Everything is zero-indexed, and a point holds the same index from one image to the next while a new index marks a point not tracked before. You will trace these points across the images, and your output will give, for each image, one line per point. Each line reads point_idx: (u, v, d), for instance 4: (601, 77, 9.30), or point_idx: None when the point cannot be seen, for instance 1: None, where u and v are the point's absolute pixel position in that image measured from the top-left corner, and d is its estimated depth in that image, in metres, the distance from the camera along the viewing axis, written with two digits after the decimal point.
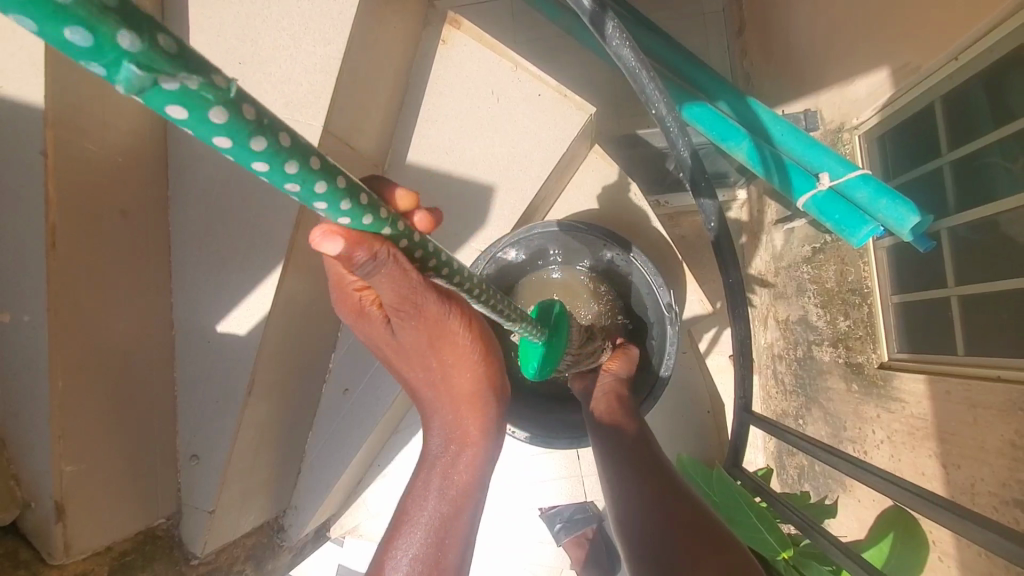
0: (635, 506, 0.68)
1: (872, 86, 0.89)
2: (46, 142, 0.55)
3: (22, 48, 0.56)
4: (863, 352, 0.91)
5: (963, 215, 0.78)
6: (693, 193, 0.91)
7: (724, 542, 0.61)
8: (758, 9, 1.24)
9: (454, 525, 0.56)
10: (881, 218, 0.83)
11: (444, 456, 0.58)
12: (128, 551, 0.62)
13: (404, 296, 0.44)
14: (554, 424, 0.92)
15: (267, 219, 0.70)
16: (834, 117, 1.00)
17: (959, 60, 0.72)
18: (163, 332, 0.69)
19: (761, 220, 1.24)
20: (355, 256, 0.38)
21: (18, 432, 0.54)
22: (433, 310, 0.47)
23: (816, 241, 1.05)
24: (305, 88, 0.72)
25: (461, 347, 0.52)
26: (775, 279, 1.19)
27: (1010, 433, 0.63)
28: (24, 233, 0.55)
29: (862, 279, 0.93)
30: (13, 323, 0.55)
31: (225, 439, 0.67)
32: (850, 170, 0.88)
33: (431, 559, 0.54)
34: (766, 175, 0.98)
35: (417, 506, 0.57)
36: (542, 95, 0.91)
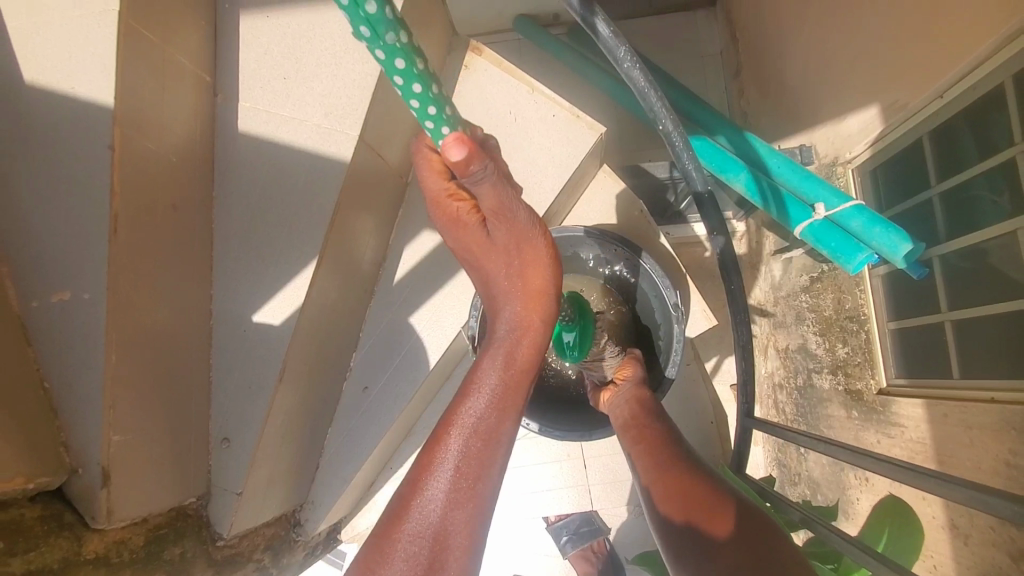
0: (671, 512, 0.65)
1: (863, 121, 0.97)
2: (114, 139, 0.61)
3: (96, 55, 0.63)
4: (862, 378, 0.96)
5: (956, 241, 0.83)
6: (707, 225, 0.99)
7: (769, 552, 0.55)
8: (752, 51, 1.34)
9: (510, 401, 0.59)
10: (875, 246, 0.89)
11: (509, 336, 0.61)
12: (161, 525, 0.65)
13: (501, 200, 0.58)
14: (568, 419, 0.95)
15: (303, 221, 0.76)
16: (829, 152, 1.08)
17: (943, 98, 0.79)
18: (203, 321, 0.74)
19: (761, 250, 1.30)
20: (472, 167, 0.52)
21: (69, 400, 0.58)
22: (522, 217, 0.61)
23: (812, 270, 1.11)
24: (344, 101, 0.78)
25: (535, 258, 0.63)
26: (775, 308, 1.24)
27: (1004, 452, 0.67)
28: (88, 219, 0.60)
29: (859, 306, 0.99)
30: (73, 300, 0.59)
31: (255, 422, 0.71)
32: (845, 201, 0.94)
33: (488, 431, 0.56)
34: (764, 207, 1.05)
35: (480, 378, 0.59)
36: (556, 116, 0.99)
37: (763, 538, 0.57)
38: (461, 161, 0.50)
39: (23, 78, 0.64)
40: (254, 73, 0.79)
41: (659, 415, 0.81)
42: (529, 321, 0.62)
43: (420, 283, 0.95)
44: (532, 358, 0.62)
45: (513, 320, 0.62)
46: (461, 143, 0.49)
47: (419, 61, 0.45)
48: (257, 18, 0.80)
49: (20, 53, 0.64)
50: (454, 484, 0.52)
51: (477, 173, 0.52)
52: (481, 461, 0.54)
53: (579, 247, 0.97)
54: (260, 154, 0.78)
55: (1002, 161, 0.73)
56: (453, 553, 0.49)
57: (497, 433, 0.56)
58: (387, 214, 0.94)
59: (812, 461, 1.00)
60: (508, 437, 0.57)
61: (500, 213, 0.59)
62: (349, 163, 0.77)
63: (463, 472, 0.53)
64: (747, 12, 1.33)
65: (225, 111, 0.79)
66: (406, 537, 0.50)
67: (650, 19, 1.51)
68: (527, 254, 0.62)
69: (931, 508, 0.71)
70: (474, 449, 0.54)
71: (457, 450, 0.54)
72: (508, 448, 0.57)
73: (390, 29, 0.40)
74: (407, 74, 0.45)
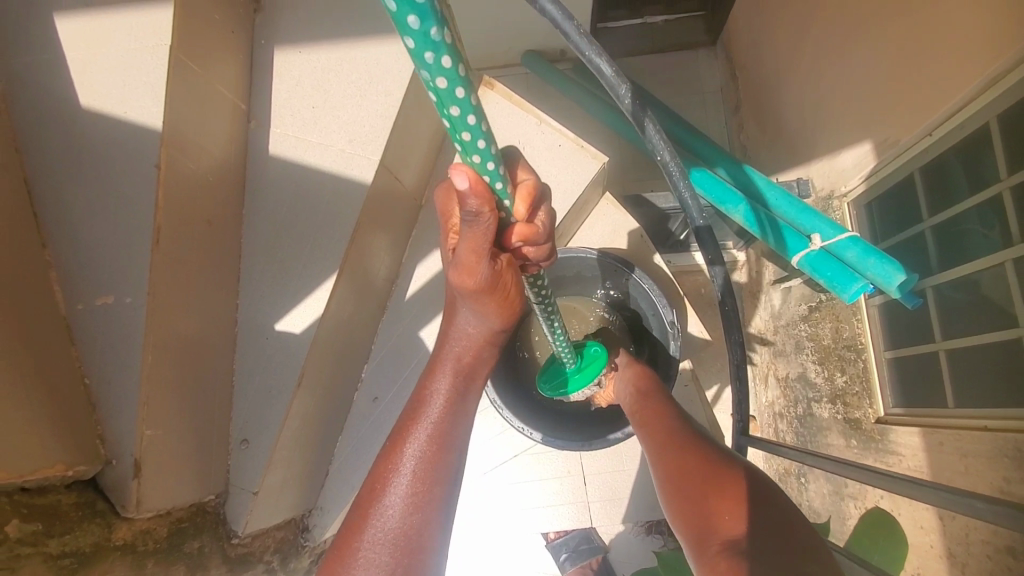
0: (677, 486, 0.63)
1: (857, 157, 1.03)
2: (160, 158, 0.68)
3: (148, 84, 0.69)
4: (860, 407, 1.00)
5: (947, 274, 0.87)
6: (706, 257, 1.04)
7: (777, 527, 0.54)
8: (749, 89, 1.42)
9: (461, 406, 0.59)
10: (870, 276, 0.93)
11: (461, 339, 0.59)
12: (183, 519, 0.69)
13: (476, 255, 0.48)
14: (571, 429, 0.98)
15: (324, 237, 0.82)
16: (825, 185, 1.13)
17: (932, 135, 0.84)
18: (228, 328, 0.79)
19: (760, 280, 1.35)
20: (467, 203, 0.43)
21: (107, 395, 0.63)
22: (483, 282, 0.51)
23: (811, 300, 1.16)
24: (367, 129, 0.85)
25: (491, 307, 0.55)
26: (774, 337, 1.29)
27: (999, 480, 0.71)
28: (132, 230, 0.66)
29: (856, 335, 1.04)
30: (116, 304, 0.65)
31: (274, 424, 0.76)
32: (840, 232, 1.00)
33: (440, 436, 0.56)
34: (762, 235, 1.11)
35: (432, 385, 0.59)
36: (562, 145, 1.06)
37: (770, 511, 0.56)
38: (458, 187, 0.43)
39: (79, 103, 0.70)
40: (285, 101, 0.86)
41: (661, 394, 0.80)
42: (479, 333, 0.59)
43: (429, 299, 1.01)
44: (483, 360, 0.61)
45: (466, 329, 0.59)
46: (469, 177, 0.42)
47: (464, 113, 0.38)
48: (290, 52, 0.88)
49: (78, 80, 0.71)
50: (410, 489, 0.53)
51: (471, 213, 0.43)
52: (434, 465, 0.55)
53: (583, 269, 1.03)
54: (288, 175, 0.84)
55: (989, 197, 0.78)
56: (414, 556, 0.50)
57: (447, 438, 0.56)
58: (401, 234, 1.00)
59: (813, 491, 1.04)
60: (461, 442, 0.58)
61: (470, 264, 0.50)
62: (369, 186, 0.84)
63: (417, 477, 0.54)
64: (745, 52, 1.42)
65: (256, 135, 0.86)
66: (366, 545, 0.50)
67: (653, 57, 1.60)
68: (480, 305, 0.55)
69: (929, 538, 0.75)
70: (427, 454, 0.55)
71: (413, 456, 0.55)
72: (462, 453, 0.57)
73: (429, 44, 0.32)
74: (443, 97, 0.36)
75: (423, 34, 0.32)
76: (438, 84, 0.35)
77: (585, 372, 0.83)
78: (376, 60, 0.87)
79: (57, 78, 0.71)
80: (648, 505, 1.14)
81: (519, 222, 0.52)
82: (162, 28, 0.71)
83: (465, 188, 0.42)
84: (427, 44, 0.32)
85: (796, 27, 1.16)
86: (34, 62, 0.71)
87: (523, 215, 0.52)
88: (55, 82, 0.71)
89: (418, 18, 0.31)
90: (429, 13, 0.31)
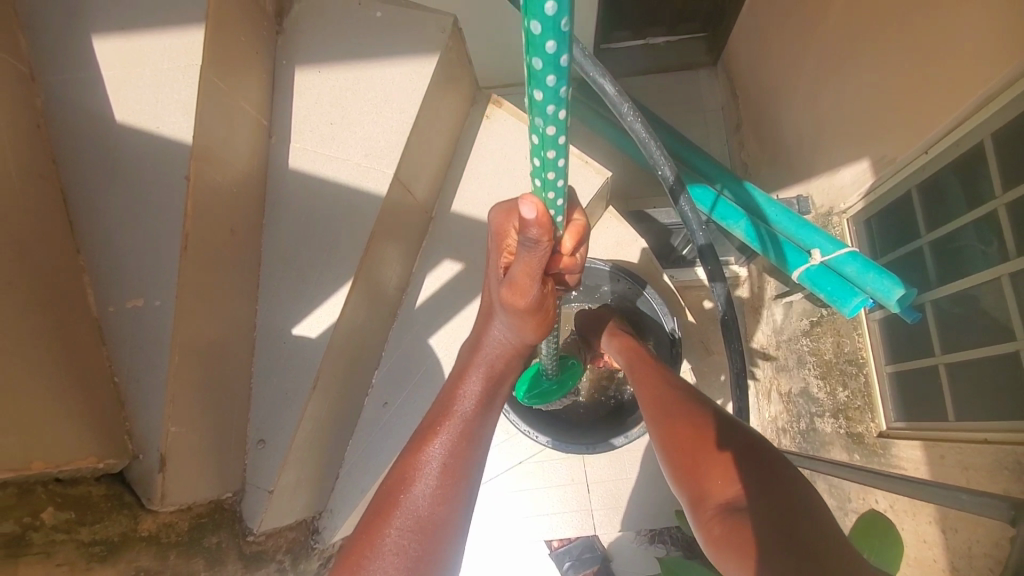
0: (676, 454, 0.63)
1: (856, 174, 1.06)
2: (189, 170, 0.72)
3: (180, 101, 0.74)
4: (863, 422, 1.02)
5: (948, 287, 0.90)
6: (708, 276, 1.07)
7: (775, 483, 0.53)
8: (749, 108, 1.47)
9: (492, 407, 0.61)
10: (870, 290, 0.95)
11: (496, 346, 0.63)
12: (203, 514, 0.72)
13: (525, 279, 0.53)
14: (577, 432, 1.01)
15: (340, 246, 0.86)
16: (825, 203, 1.17)
17: (928, 153, 0.88)
18: (248, 333, 0.82)
19: (762, 295, 1.38)
20: (530, 233, 0.45)
21: (135, 393, 0.67)
22: (529, 303, 0.56)
23: (812, 315, 1.19)
24: (383, 145, 0.90)
25: (526, 323, 0.59)
26: (776, 351, 1.31)
27: (999, 490, 0.72)
28: (161, 238, 0.70)
29: (858, 349, 1.07)
30: (146, 306, 0.68)
31: (290, 425, 0.79)
32: (839, 247, 1.03)
33: (470, 434, 0.58)
34: (763, 250, 1.16)
35: (464, 384, 0.62)
36: (567, 161, 1.10)
37: (767, 468, 0.55)
38: (523, 221, 0.44)
39: (115, 119, 0.75)
40: (305, 117, 0.90)
41: (663, 369, 0.79)
42: (512, 342, 0.63)
43: (438, 307, 1.05)
44: (513, 368, 0.65)
45: (501, 337, 0.63)
46: (536, 209, 0.43)
47: (556, 154, 0.44)
48: (310, 71, 0.92)
49: (114, 98, 0.76)
50: (437, 481, 0.54)
51: (531, 241, 0.46)
52: (463, 460, 0.56)
53: (590, 279, 1.08)
54: (307, 188, 0.89)
55: (982, 214, 0.82)
56: (441, 546, 0.51)
57: (476, 436, 0.58)
58: (413, 245, 1.04)
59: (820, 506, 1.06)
60: (488, 440, 0.59)
61: (516, 287, 0.54)
62: (384, 198, 0.88)
63: (446, 470, 0.55)
64: (745, 73, 1.47)
65: (277, 149, 0.90)
66: (395, 531, 0.51)
67: (655, 77, 1.65)
68: (521, 320, 0.59)
69: (931, 551, 0.77)
70: (456, 449, 0.56)
71: (442, 449, 0.56)
72: (487, 450, 0.59)
73: (555, 99, 0.39)
74: (545, 140, 0.42)
75: (552, 90, 0.38)
76: (546, 130, 0.41)
77: (561, 385, 0.92)
78: (392, 79, 0.92)
79: (95, 96, 0.76)
80: (650, 513, 1.16)
81: (564, 255, 0.57)
82: (194, 49, 0.76)
83: (529, 221, 0.44)
84: (553, 98, 0.38)
85: (794, 49, 1.21)
86: (73, 81, 0.76)
87: (568, 249, 0.57)
88: (93, 99, 0.75)
89: (557, 79, 0.37)
90: (564, 76, 0.37)
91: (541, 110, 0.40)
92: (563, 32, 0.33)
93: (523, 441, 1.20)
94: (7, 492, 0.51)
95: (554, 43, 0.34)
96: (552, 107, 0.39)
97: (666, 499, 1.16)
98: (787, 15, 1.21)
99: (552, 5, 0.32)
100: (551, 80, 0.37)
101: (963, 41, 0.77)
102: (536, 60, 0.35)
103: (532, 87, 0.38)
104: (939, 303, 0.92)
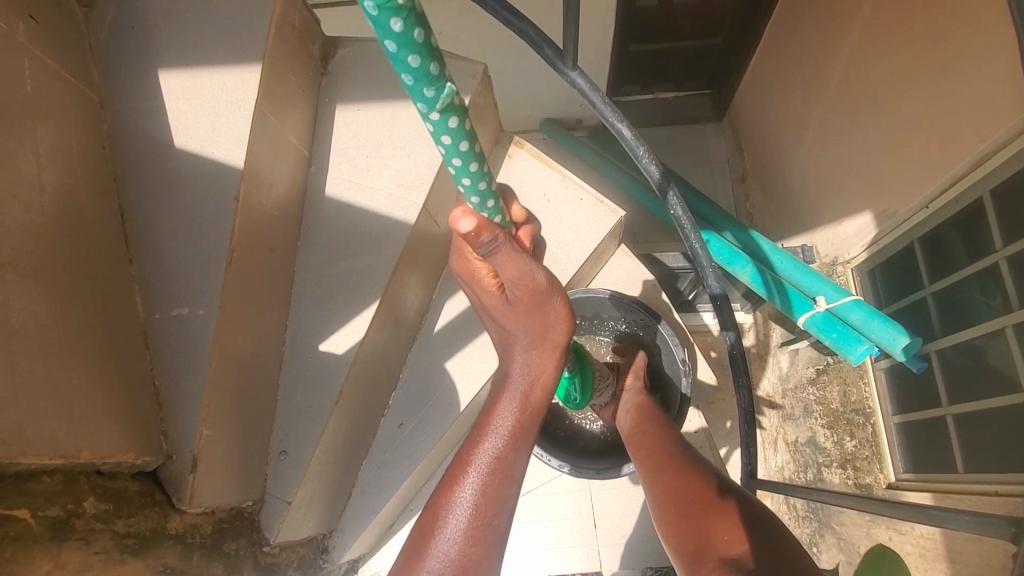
0: (672, 509, 0.69)
1: (858, 227, 1.11)
2: (239, 192, 0.78)
3: (234, 129, 0.81)
4: (870, 472, 1.04)
5: (950, 339, 0.94)
6: (719, 322, 1.10)
7: (773, 539, 0.59)
8: (755, 160, 1.55)
9: (522, 443, 0.64)
10: (875, 338, 1.00)
11: (522, 374, 0.66)
12: (224, 520, 0.76)
13: (522, 270, 0.60)
14: (593, 456, 1.02)
15: (369, 269, 0.92)
16: (829, 252, 1.21)
17: (929, 208, 0.92)
18: (278, 347, 0.87)
19: (768, 342, 1.41)
20: (483, 237, 0.55)
21: (174, 396, 0.70)
22: (542, 282, 0.63)
23: (818, 362, 1.21)
24: (413, 177, 0.97)
25: (552, 318, 0.66)
26: (782, 400, 1.33)
27: None
28: (208, 252, 0.75)
29: (864, 399, 1.10)
30: (190, 314, 0.73)
31: (313, 436, 0.83)
32: (844, 295, 1.07)
33: (500, 470, 0.60)
34: (769, 296, 1.19)
35: (496, 419, 0.64)
36: (583, 200, 1.16)
37: (765, 534, 0.59)
38: (473, 232, 0.54)
39: (174, 142, 0.81)
40: (343, 149, 0.98)
41: (657, 419, 0.88)
42: (538, 356, 0.66)
43: (454, 333, 1.07)
44: (545, 392, 0.67)
45: (527, 369, 0.67)
46: (466, 223, 0.54)
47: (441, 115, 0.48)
48: (350, 108, 1.00)
49: (175, 124, 0.82)
50: (469, 522, 0.57)
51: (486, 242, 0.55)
52: (494, 499, 0.59)
53: (603, 310, 1.10)
54: (341, 215, 0.95)
55: (984, 266, 0.87)
56: None
57: (508, 473, 0.61)
58: (434, 272, 1.09)
59: (828, 556, 1.05)
60: (519, 476, 0.62)
61: (519, 283, 0.62)
62: (412, 226, 0.94)
63: (477, 509, 0.58)
64: (751, 127, 1.56)
65: (315, 177, 0.97)
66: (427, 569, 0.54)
67: (665, 128, 1.75)
68: (546, 313, 0.65)
69: None
70: (487, 487, 0.59)
71: (473, 486, 0.59)
72: (519, 485, 0.62)
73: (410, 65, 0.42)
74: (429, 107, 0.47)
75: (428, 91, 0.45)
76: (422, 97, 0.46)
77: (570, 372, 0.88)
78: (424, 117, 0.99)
79: (158, 124, 0.83)
80: (654, 551, 1.15)
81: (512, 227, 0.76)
82: (250, 83, 0.83)
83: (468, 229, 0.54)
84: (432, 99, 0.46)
85: (800, 104, 1.28)
86: (138, 108, 0.83)
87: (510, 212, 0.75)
88: (155, 126, 0.82)
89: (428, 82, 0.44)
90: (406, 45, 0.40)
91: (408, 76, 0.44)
92: (419, 43, 0.40)
93: (531, 472, 1.22)
94: (55, 479, 0.55)
95: (415, 55, 0.41)
96: (416, 69, 0.43)
97: None
98: (793, 74, 1.30)
99: (398, 25, 0.38)
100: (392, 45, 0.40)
101: (958, 103, 0.83)
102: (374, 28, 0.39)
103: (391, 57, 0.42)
104: (944, 353, 0.96)
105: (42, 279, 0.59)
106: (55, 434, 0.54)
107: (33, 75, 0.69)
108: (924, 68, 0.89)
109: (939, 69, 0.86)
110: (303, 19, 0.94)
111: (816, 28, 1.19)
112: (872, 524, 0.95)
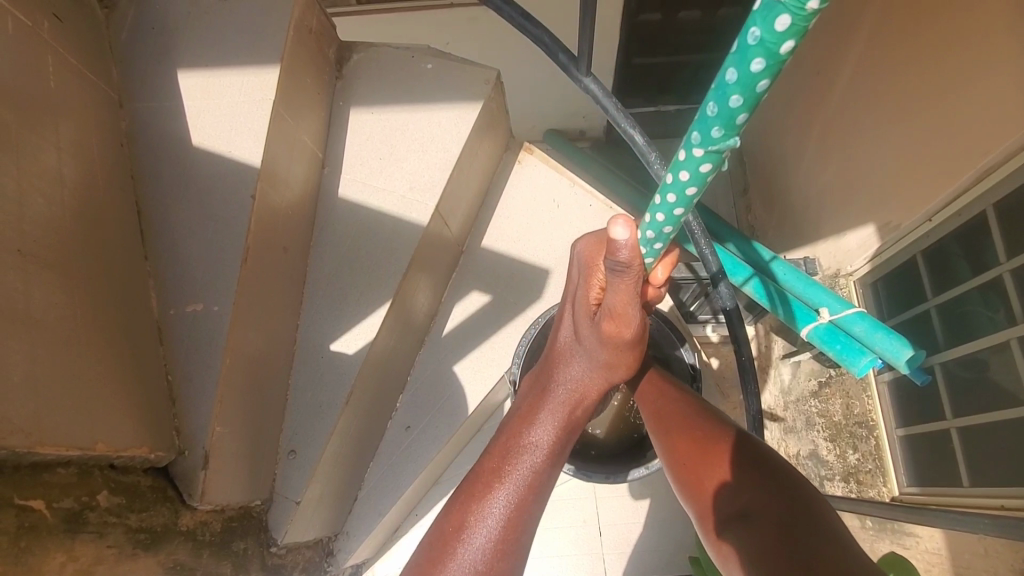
0: (691, 477, 0.65)
1: (861, 239, 1.11)
2: (256, 191, 0.78)
3: (252, 129, 0.81)
4: (874, 486, 1.05)
5: (953, 353, 0.94)
6: (727, 330, 1.10)
7: (790, 498, 0.56)
8: (758, 172, 1.56)
9: (558, 461, 0.63)
10: (879, 350, 0.99)
11: (571, 389, 0.66)
12: (233, 518, 0.76)
13: (625, 304, 0.58)
14: (596, 460, 0.99)
15: (379, 272, 0.92)
16: (831, 265, 1.21)
17: (931, 221, 0.93)
18: (289, 346, 0.87)
19: (768, 354, 1.37)
20: (620, 257, 0.51)
21: (187, 393, 0.70)
22: (634, 320, 0.61)
23: (820, 375, 1.20)
24: (425, 180, 0.97)
25: (622, 346, 0.64)
26: (784, 413, 1.29)
27: None
28: (223, 250, 0.76)
29: (867, 412, 1.10)
30: (204, 311, 0.73)
31: (322, 437, 0.83)
32: (846, 307, 1.06)
33: (536, 484, 0.59)
34: (772, 308, 1.19)
35: (533, 431, 0.63)
36: (593, 205, 1.18)
37: (783, 494, 0.56)
38: (614, 241, 0.49)
39: (192, 142, 0.82)
40: (356, 152, 0.99)
41: (669, 382, 0.81)
42: (592, 384, 0.66)
43: (465, 336, 1.08)
44: (585, 413, 0.67)
45: (578, 381, 0.67)
46: (624, 228, 0.49)
47: (714, 158, 0.41)
48: (364, 111, 1.01)
49: (193, 124, 0.83)
50: (498, 535, 0.54)
51: (623, 265, 0.51)
52: (526, 513, 0.57)
53: None
54: (352, 216, 0.95)
55: (988, 279, 0.87)
56: None
57: (540, 486, 0.59)
58: (444, 275, 1.09)
59: None
60: (549, 491, 0.60)
61: (615, 314, 0.60)
62: (424, 228, 0.95)
63: (508, 522, 0.55)
64: (753, 139, 1.58)
65: (328, 179, 0.97)
66: None
67: (668, 140, 1.77)
68: (620, 356, 0.65)
69: None
70: (519, 501, 0.57)
71: (506, 498, 0.57)
72: (547, 499, 0.60)
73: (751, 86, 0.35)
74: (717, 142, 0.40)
75: (715, 140, 0.40)
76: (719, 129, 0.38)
77: None
78: (437, 122, 1.00)
79: (176, 123, 0.83)
80: (660, 559, 1.14)
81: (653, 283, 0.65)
82: (267, 85, 0.84)
83: (623, 243, 0.49)
84: (708, 150, 0.41)
85: (804, 116, 1.30)
86: (157, 107, 0.84)
87: (659, 280, 0.65)
88: (173, 125, 0.83)
89: (723, 134, 0.39)
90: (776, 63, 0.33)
91: (736, 99, 0.36)
92: (754, 92, 0.35)
93: None
94: (70, 472, 0.55)
95: (762, 65, 0.34)
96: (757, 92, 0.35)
97: (677, 545, 1.15)
98: (797, 87, 1.31)
99: (758, 63, 0.33)
100: (763, 57, 0.33)
101: (962, 116, 0.84)
102: (761, 29, 0.32)
103: (734, 69, 0.35)
104: (948, 365, 0.96)
105: (62, 272, 0.60)
106: (70, 423, 0.54)
107: (56, 71, 0.69)
108: (929, 82, 0.90)
109: (943, 83, 0.87)
110: (319, 23, 0.95)
111: (820, 42, 1.21)
112: (876, 537, 0.93)
